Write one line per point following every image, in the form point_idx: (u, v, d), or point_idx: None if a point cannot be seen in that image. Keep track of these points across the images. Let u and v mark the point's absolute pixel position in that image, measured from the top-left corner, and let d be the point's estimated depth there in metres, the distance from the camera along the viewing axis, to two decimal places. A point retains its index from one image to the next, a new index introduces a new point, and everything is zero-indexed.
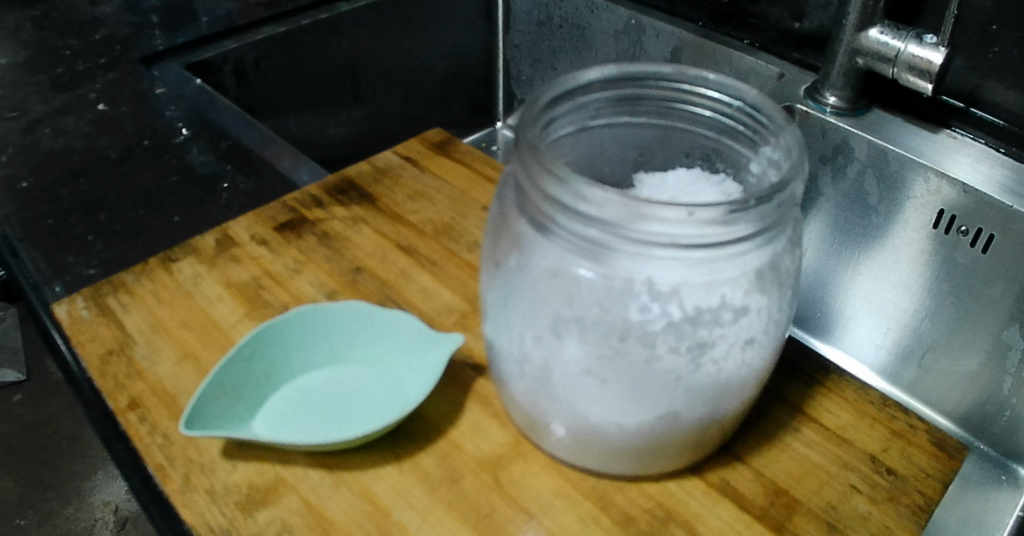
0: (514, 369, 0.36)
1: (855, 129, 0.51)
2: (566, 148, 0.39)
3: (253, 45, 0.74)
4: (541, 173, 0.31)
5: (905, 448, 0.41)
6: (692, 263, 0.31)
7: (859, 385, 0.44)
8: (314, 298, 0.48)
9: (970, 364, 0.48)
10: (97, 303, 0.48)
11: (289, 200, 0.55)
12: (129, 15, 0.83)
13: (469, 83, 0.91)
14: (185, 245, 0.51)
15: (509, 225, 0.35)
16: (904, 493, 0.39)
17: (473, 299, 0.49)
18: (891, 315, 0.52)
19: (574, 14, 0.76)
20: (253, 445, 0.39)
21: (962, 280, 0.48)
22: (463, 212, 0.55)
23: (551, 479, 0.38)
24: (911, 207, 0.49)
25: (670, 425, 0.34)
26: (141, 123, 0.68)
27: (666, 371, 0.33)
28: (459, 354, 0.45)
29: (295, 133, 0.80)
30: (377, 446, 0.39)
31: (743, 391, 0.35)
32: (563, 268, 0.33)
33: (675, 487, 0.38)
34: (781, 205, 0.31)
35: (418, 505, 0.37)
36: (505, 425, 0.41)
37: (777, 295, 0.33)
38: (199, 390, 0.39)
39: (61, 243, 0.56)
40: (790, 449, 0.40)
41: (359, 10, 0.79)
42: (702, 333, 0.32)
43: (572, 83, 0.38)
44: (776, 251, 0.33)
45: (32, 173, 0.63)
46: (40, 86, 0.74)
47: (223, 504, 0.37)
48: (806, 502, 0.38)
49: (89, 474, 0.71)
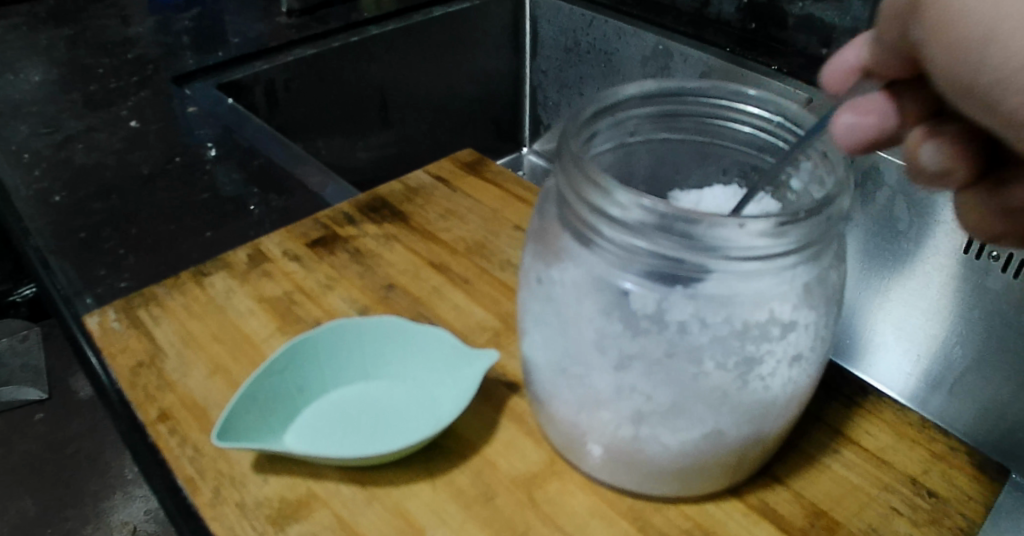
0: (554, 386, 0.35)
1: (885, 155, 0.53)
2: (606, 164, 0.39)
3: (284, 67, 0.75)
4: (585, 183, 0.31)
5: (946, 470, 0.40)
6: (740, 276, 0.31)
7: (897, 406, 0.43)
8: (345, 313, 0.48)
9: (1001, 394, 0.50)
10: (128, 315, 0.48)
11: (321, 218, 0.55)
12: (162, 36, 0.85)
13: (497, 107, 0.92)
14: (217, 260, 0.52)
15: (551, 238, 0.35)
16: (946, 516, 0.38)
17: (506, 317, 0.48)
18: (922, 341, 0.53)
19: (602, 40, 0.78)
20: (285, 459, 0.39)
21: (993, 306, 0.49)
22: (495, 231, 0.55)
23: (587, 499, 0.37)
24: (941, 231, 0.51)
25: (714, 444, 0.34)
26: (173, 140, 0.68)
27: (712, 388, 0.32)
28: (492, 371, 0.44)
29: (325, 156, 0.80)
30: (409, 463, 0.39)
31: (789, 410, 0.34)
32: (608, 282, 0.33)
33: (713, 508, 0.37)
34: (829, 219, 0.31)
35: (452, 523, 0.36)
36: (540, 443, 0.40)
37: (824, 311, 0.33)
38: (232, 402, 0.38)
39: (93, 256, 0.56)
40: (829, 470, 0.39)
41: (389, 33, 0.81)
42: (749, 348, 0.32)
43: (610, 99, 0.38)
44: (822, 265, 0.33)
45: (65, 188, 0.63)
46: (74, 102, 0.75)
47: (254, 517, 0.37)
48: (847, 524, 0.37)
49: (109, 494, 0.67)
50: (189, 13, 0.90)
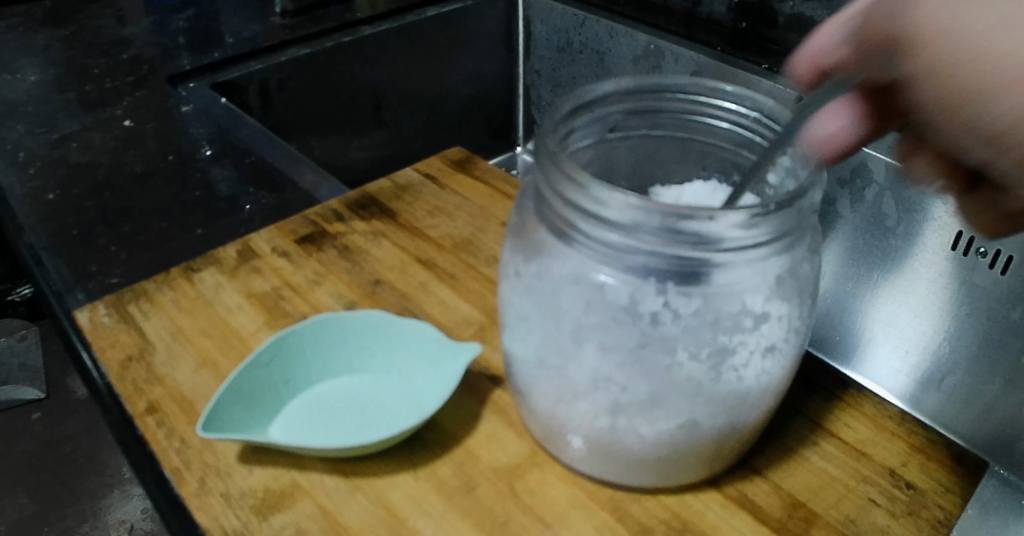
0: (532, 377, 0.36)
1: (873, 151, 0.53)
2: (584, 160, 0.39)
3: (278, 67, 0.75)
4: (561, 178, 0.32)
5: (925, 462, 0.40)
6: (713, 268, 0.31)
7: (878, 400, 0.43)
8: (332, 308, 0.49)
9: (988, 390, 0.51)
10: (118, 310, 0.48)
11: (310, 215, 0.56)
12: (157, 37, 0.86)
13: (490, 108, 0.93)
14: (207, 256, 0.52)
15: (530, 232, 0.35)
16: (923, 507, 0.38)
17: (492, 312, 0.49)
18: (909, 339, 0.54)
19: (594, 39, 0.79)
20: (270, 450, 0.40)
21: (981, 303, 0.50)
22: (483, 228, 0.55)
23: (568, 489, 0.38)
24: (928, 229, 0.51)
25: (690, 435, 0.34)
26: (166, 140, 0.69)
27: (686, 378, 0.32)
28: (476, 365, 0.45)
29: (318, 155, 0.81)
30: (392, 454, 0.39)
31: (764, 401, 0.35)
32: (585, 275, 0.33)
33: (692, 499, 0.38)
34: (801, 211, 0.31)
35: (434, 512, 0.37)
36: (522, 435, 0.40)
37: (798, 302, 0.34)
38: (218, 393, 0.39)
39: (85, 253, 0.57)
40: (808, 462, 0.40)
41: (381, 33, 0.81)
42: (722, 339, 0.32)
43: (589, 96, 0.38)
44: (795, 257, 0.33)
45: (59, 186, 0.64)
46: (68, 102, 0.75)
47: (238, 507, 0.37)
48: (824, 515, 0.37)
49: (106, 493, 0.67)
50: (184, 14, 0.90)
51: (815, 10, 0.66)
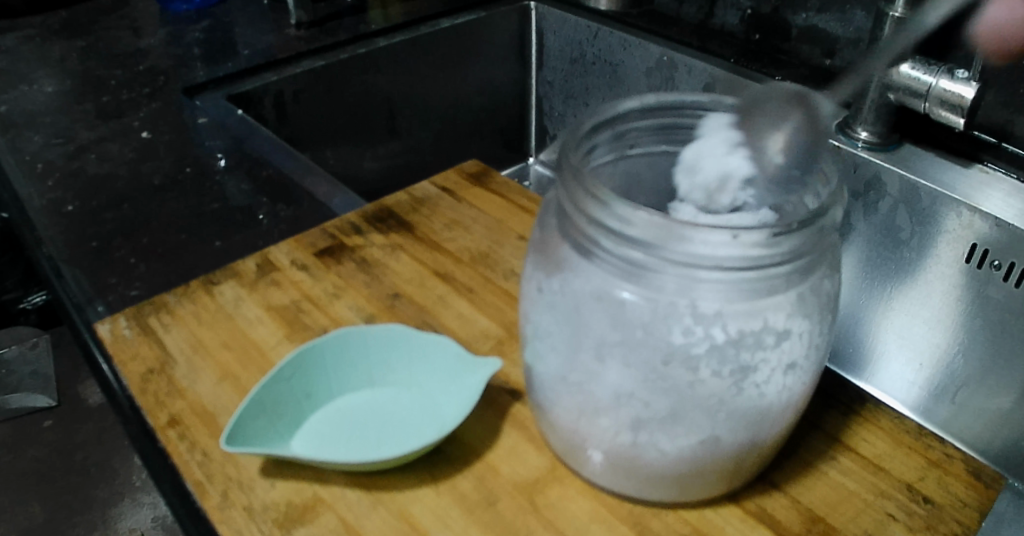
0: (554, 391, 0.36)
1: (888, 164, 0.54)
2: (605, 177, 0.40)
3: (294, 78, 0.76)
4: (584, 196, 0.32)
5: (942, 476, 0.40)
6: (734, 285, 0.32)
7: (895, 414, 0.44)
8: (352, 321, 0.49)
9: (1004, 402, 0.51)
10: (139, 322, 0.49)
11: (329, 227, 0.56)
12: (173, 48, 0.86)
13: (502, 120, 0.93)
14: (226, 269, 0.53)
15: (552, 248, 0.36)
16: (942, 522, 0.38)
17: (510, 326, 0.49)
18: (923, 350, 0.55)
19: (607, 51, 0.80)
20: (291, 463, 0.40)
21: (996, 315, 0.50)
22: (499, 241, 0.56)
23: (587, 503, 0.38)
24: (943, 241, 0.51)
25: (711, 451, 0.34)
26: (183, 151, 0.70)
27: (708, 394, 0.33)
28: (495, 379, 0.45)
29: (332, 165, 0.81)
30: (412, 468, 0.40)
31: (783, 417, 0.35)
32: (607, 292, 0.33)
33: (711, 513, 0.38)
34: (821, 229, 0.32)
35: (455, 526, 0.37)
36: (542, 449, 0.41)
37: (818, 319, 0.34)
38: (242, 406, 0.39)
39: (105, 265, 0.57)
40: (826, 476, 0.40)
41: (396, 45, 0.82)
42: (745, 356, 0.32)
43: (610, 113, 0.39)
44: (815, 275, 0.34)
45: (77, 198, 0.64)
46: (85, 113, 0.76)
47: (261, 521, 0.37)
48: (843, 529, 0.37)
49: (117, 502, 0.66)
50: (199, 25, 0.91)
51: (828, 22, 0.68)
